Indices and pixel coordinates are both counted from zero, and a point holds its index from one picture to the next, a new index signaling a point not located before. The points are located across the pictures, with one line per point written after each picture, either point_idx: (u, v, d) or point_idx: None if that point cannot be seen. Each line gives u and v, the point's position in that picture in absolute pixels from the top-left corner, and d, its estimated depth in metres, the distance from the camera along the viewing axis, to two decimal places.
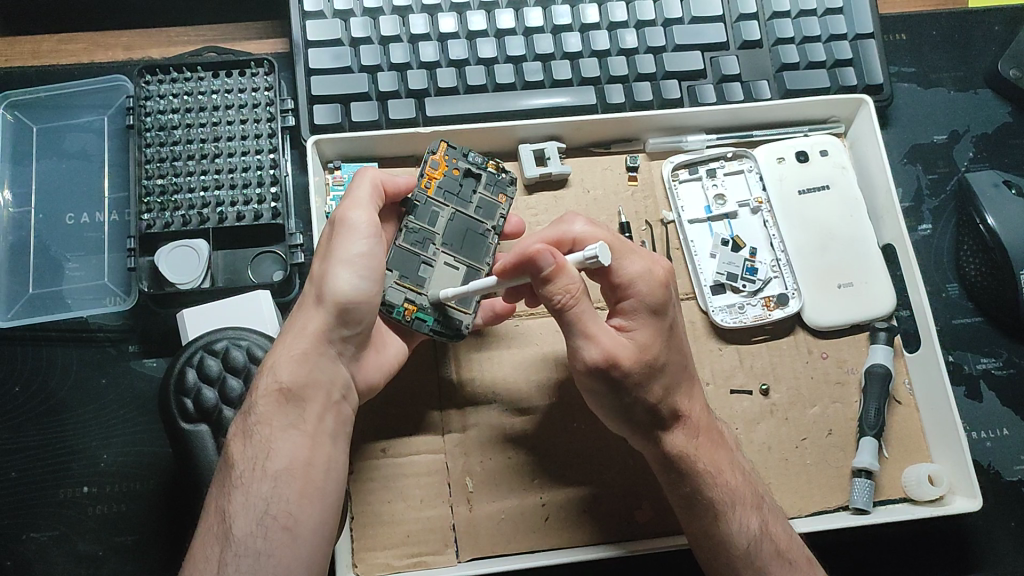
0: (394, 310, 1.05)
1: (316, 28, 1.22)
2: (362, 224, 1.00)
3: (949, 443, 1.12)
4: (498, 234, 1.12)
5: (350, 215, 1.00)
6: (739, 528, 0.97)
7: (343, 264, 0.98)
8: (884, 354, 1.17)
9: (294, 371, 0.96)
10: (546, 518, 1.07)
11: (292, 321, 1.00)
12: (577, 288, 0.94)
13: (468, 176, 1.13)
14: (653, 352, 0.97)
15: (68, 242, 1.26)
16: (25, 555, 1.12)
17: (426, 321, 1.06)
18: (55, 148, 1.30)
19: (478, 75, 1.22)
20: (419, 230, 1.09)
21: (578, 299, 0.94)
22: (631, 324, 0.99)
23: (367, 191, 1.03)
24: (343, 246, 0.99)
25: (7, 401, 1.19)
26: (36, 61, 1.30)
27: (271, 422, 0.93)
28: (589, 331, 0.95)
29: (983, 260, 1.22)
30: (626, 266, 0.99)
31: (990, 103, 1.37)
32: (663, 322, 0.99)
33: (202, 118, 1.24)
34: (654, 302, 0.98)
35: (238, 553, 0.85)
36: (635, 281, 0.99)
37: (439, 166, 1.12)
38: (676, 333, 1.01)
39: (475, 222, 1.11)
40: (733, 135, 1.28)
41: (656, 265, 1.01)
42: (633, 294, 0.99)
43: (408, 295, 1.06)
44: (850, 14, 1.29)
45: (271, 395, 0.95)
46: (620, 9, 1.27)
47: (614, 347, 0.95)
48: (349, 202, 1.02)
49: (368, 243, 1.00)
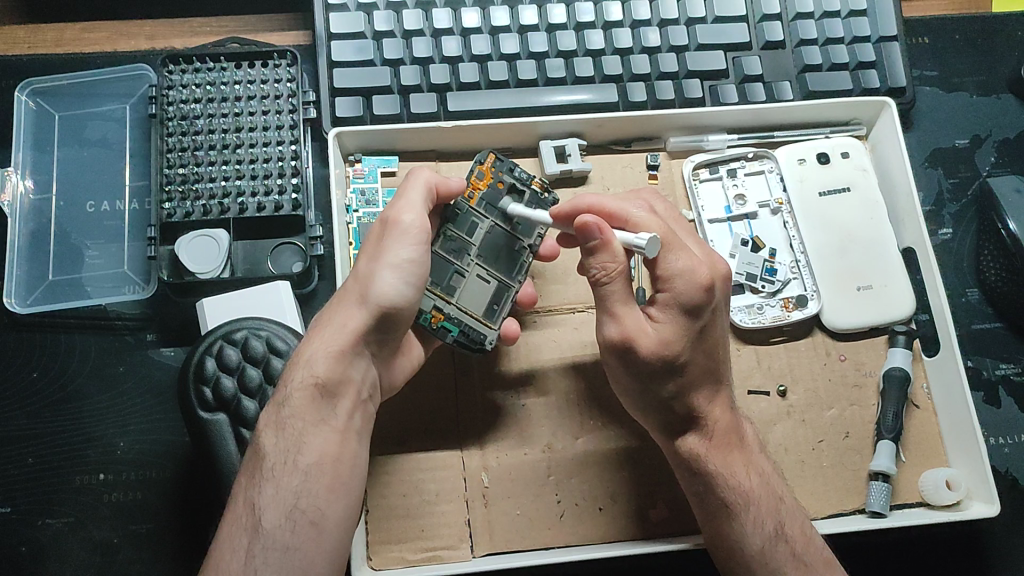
0: (421, 317, 1.04)
1: (340, 21, 1.22)
2: (414, 228, 0.99)
3: (967, 448, 1.11)
4: (534, 253, 1.09)
5: (402, 217, 0.99)
6: (758, 530, 0.97)
7: (389, 267, 0.97)
8: (903, 358, 1.16)
9: (329, 367, 0.94)
10: (561, 514, 1.07)
11: (330, 316, 0.98)
12: (617, 269, 0.96)
13: (512, 191, 1.10)
14: (674, 349, 0.96)
15: (88, 230, 1.27)
16: (41, 542, 1.13)
17: (452, 331, 1.05)
18: (76, 136, 1.30)
19: (500, 71, 1.22)
20: (456, 238, 1.08)
21: (614, 278, 0.96)
22: (662, 316, 0.97)
23: (421, 195, 1.02)
24: (392, 248, 0.98)
25: (24, 387, 1.19)
26: (59, 49, 1.31)
27: (303, 417, 0.92)
28: (615, 311, 0.97)
29: (1003, 264, 1.21)
30: (666, 260, 0.97)
31: (1011, 108, 1.36)
32: (695, 322, 0.97)
33: (224, 109, 1.24)
34: (688, 302, 0.96)
35: (266, 546, 0.85)
36: (674, 277, 0.96)
37: (484, 177, 1.10)
38: (707, 334, 0.99)
39: (512, 238, 1.09)
40: (754, 135, 1.27)
41: (702, 266, 0.97)
42: (670, 289, 0.97)
43: (437, 302, 1.06)
44: (875, 17, 1.28)
45: (306, 389, 0.93)
46: (643, 7, 1.26)
47: (634, 332, 0.96)
48: (402, 203, 1.01)
49: (417, 249, 0.98)
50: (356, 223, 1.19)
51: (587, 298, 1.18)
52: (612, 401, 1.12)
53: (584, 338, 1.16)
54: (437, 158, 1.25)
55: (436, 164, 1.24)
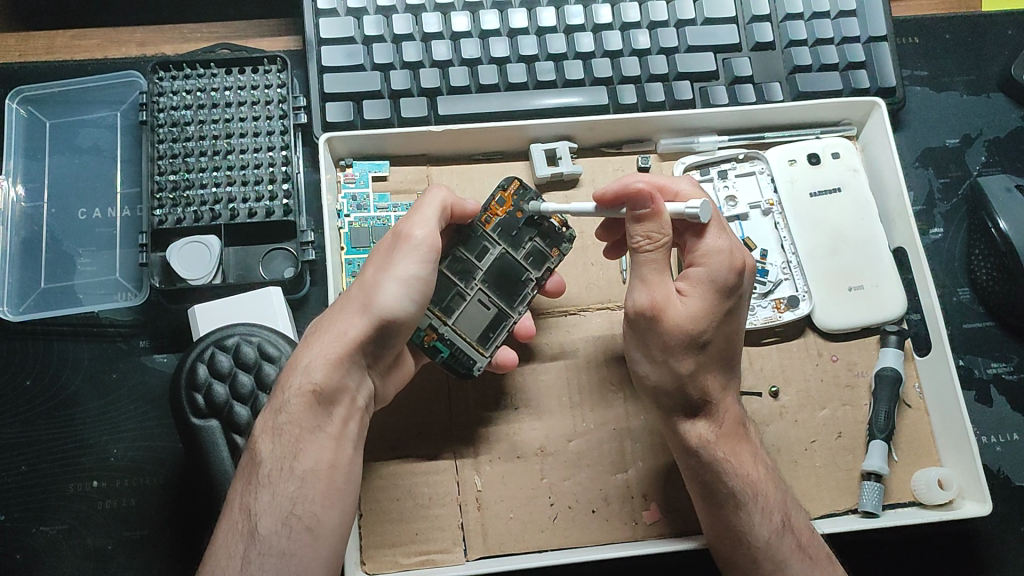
0: (416, 334, 1.05)
1: (329, 26, 1.22)
2: (424, 244, 0.99)
3: (959, 446, 1.12)
4: (537, 287, 1.09)
5: (415, 232, 0.99)
6: (752, 528, 0.97)
7: (397, 280, 0.97)
8: (894, 358, 1.16)
9: (327, 375, 0.94)
10: (554, 517, 1.07)
11: (330, 323, 0.98)
12: (662, 239, 0.96)
13: (530, 223, 1.10)
14: (701, 326, 0.96)
15: (79, 238, 1.27)
16: (34, 549, 1.13)
17: (442, 351, 1.05)
18: (68, 143, 1.31)
19: (490, 74, 1.22)
20: (464, 260, 1.08)
21: (655, 247, 0.96)
22: (690, 291, 0.98)
23: (436, 213, 1.01)
24: (402, 263, 0.98)
25: (17, 394, 1.19)
26: (50, 57, 1.31)
27: (300, 424, 0.92)
28: (649, 278, 0.97)
29: (994, 264, 1.21)
30: (706, 237, 0.99)
31: (1001, 107, 1.37)
32: (723, 304, 0.97)
33: (214, 115, 1.24)
34: (722, 281, 0.96)
35: (262, 552, 0.85)
36: (711, 254, 0.97)
37: (505, 204, 1.10)
38: (733, 317, 0.99)
39: (520, 269, 1.09)
40: (745, 137, 1.27)
41: (738, 250, 0.99)
42: (705, 264, 0.97)
43: (433, 322, 1.06)
44: (863, 18, 1.28)
45: (303, 395, 0.93)
46: (633, 10, 1.27)
47: (665, 301, 0.96)
48: (416, 218, 1.01)
49: (425, 266, 0.99)
50: (347, 228, 1.19)
51: (580, 300, 1.19)
52: (604, 403, 1.12)
53: (576, 341, 1.16)
54: (428, 163, 1.25)
55: (428, 169, 1.25)
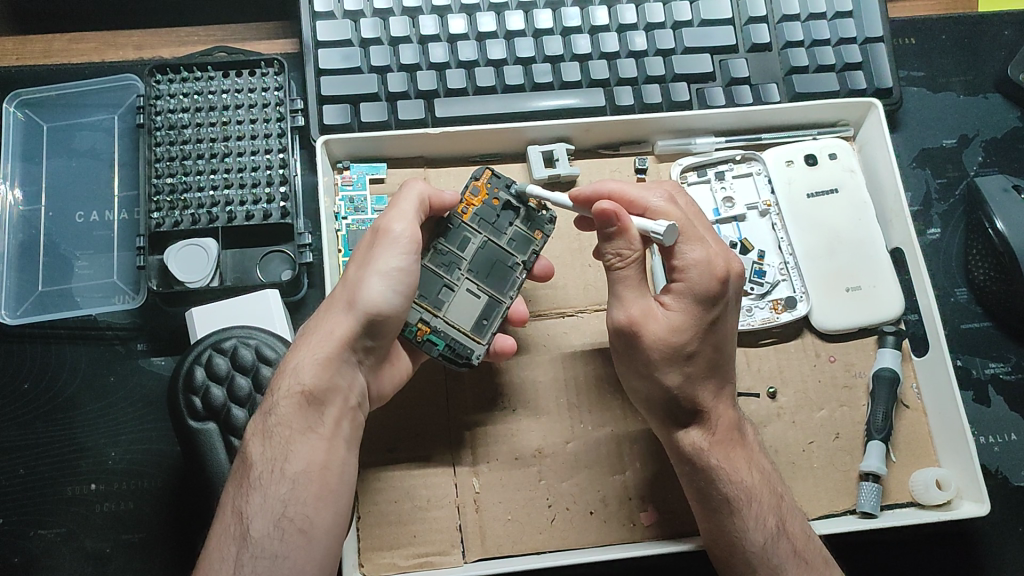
0: (407, 329, 1.05)
1: (327, 29, 1.22)
2: (404, 237, 0.99)
3: (957, 447, 1.11)
4: (526, 271, 1.09)
5: (393, 226, 1.00)
6: (748, 530, 0.97)
7: (379, 275, 0.97)
8: (892, 358, 1.16)
9: (316, 376, 0.94)
10: (553, 519, 1.07)
11: (318, 323, 0.98)
12: (632, 257, 0.97)
13: (507, 208, 1.11)
14: (684, 337, 0.97)
15: (77, 241, 1.27)
16: (33, 552, 1.13)
17: (437, 345, 1.05)
18: (66, 146, 1.31)
19: (488, 77, 1.22)
20: (447, 252, 1.09)
21: (627, 265, 0.97)
22: (671, 303, 0.98)
23: (414, 205, 1.02)
24: (382, 257, 0.98)
25: (16, 397, 1.19)
26: (48, 60, 1.31)
27: (290, 425, 0.93)
28: (624, 296, 0.98)
29: (992, 263, 1.21)
30: (681, 251, 0.97)
31: (998, 107, 1.37)
32: (706, 314, 0.97)
33: (212, 117, 1.24)
34: (702, 293, 0.96)
35: (255, 555, 0.85)
36: (689, 267, 0.97)
37: (479, 193, 1.11)
38: (721, 324, 0.99)
39: (505, 255, 1.09)
40: (742, 138, 1.27)
41: (719, 257, 0.97)
42: (683, 278, 0.97)
43: (424, 316, 1.06)
44: (861, 18, 1.28)
45: (293, 398, 0.94)
46: (630, 11, 1.27)
47: (641, 319, 0.97)
48: (393, 213, 1.01)
49: (407, 258, 0.99)
50: (345, 230, 1.19)
51: (578, 302, 1.19)
52: (601, 405, 1.12)
53: (574, 343, 1.16)
54: (425, 164, 1.25)
55: (425, 171, 1.25)
